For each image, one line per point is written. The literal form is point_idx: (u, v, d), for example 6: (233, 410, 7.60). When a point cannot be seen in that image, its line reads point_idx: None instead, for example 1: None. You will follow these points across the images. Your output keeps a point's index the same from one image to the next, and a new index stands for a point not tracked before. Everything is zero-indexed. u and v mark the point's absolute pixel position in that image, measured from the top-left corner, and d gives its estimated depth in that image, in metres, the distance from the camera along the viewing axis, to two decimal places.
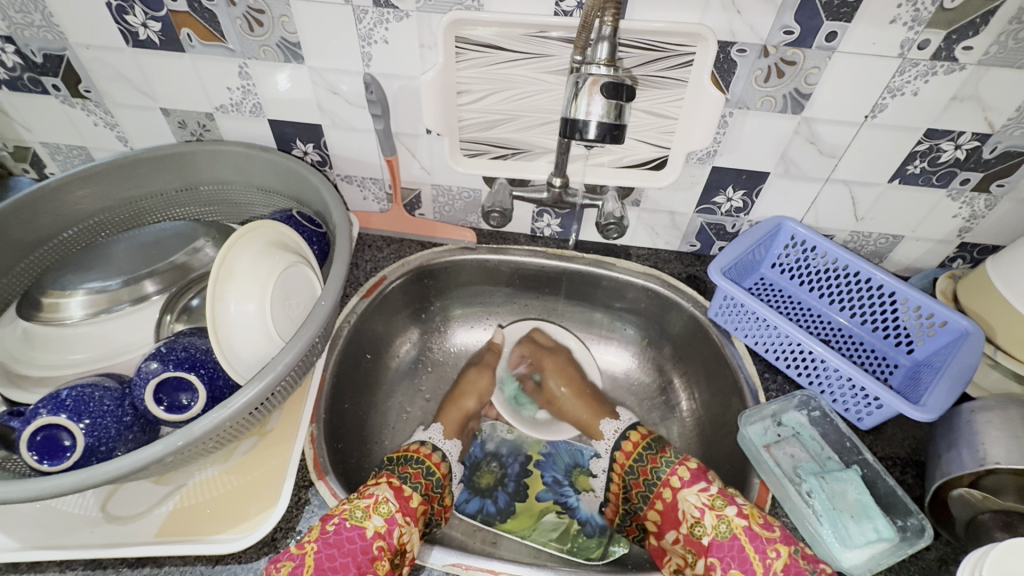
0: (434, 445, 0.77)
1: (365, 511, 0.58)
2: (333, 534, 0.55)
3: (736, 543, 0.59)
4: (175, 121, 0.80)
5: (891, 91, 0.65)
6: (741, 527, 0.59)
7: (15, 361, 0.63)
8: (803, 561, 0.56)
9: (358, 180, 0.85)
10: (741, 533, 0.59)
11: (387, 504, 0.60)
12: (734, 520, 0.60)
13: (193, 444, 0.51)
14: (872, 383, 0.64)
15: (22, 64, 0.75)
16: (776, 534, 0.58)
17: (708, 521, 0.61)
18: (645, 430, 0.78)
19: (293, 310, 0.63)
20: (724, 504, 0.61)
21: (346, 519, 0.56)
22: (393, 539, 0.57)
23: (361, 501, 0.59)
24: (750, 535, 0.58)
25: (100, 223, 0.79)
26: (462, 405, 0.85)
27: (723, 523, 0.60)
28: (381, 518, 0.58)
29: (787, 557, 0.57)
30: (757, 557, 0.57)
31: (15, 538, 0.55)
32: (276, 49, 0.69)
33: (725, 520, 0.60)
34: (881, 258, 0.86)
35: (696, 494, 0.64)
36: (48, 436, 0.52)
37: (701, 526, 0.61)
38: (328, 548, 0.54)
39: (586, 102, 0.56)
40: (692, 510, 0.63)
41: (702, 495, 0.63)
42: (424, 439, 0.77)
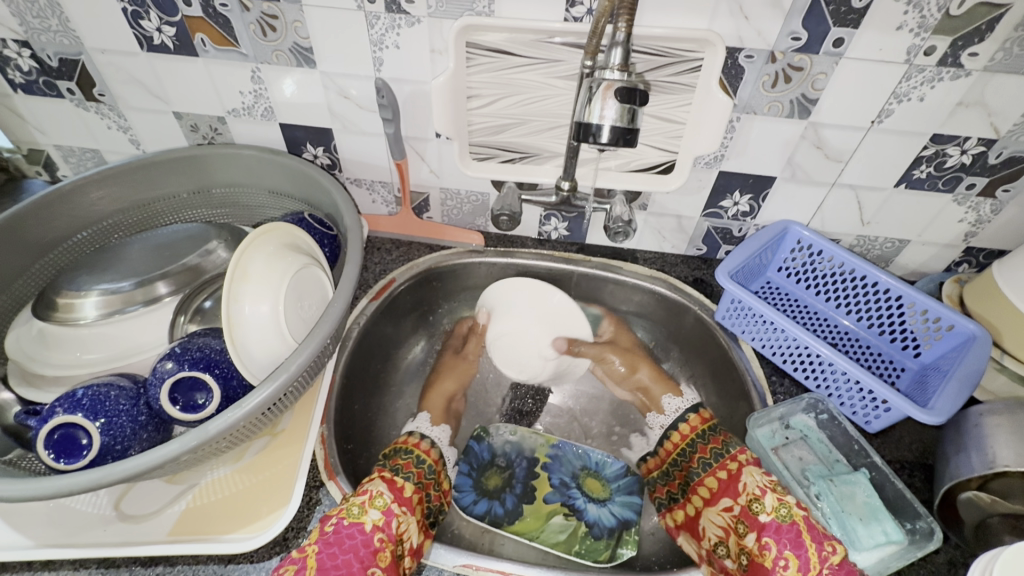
0: (422, 434, 0.75)
1: (361, 507, 0.58)
2: (333, 533, 0.55)
3: (794, 528, 0.58)
4: (188, 124, 0.81)
5: (897, 96, 0.66)
6: (801, 515, 0.59)
7: (30, 361, 0.63)
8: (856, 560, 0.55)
9: (367, 183, 0.86)
10: (800, 520, 0.59)
11: (382, 497, 0.60)
12: (794, 507, 0.60)
13: (206, 444, 0.52)
14: (880, 386, 0.64)
15: (38, 68, 0.76)
16: (832, 531, 0.58)
17: (768, 501, 0.61)
18: (707, 412, 0.77)
19: (306, 312, 0.63)
20: (787, 490, 0.62)
21: (343, 518, 0.56)
22: (391, 530, 0.57)
23: (357, 498, 0.59)
24: (808, 523, 0.58)
25: (113, 225, 0.80)
26: (443, 390, 0.86)
27: (783, 507, 0.60)
28: (377, 511, 0.58)
29: (842, 554, 0.56)
30: (814, 546, 0.57)
31: (28, 536, 0.55)
32: (288, 54, 0.70)
33: (785, 504, 0.60)
34: (887, 262, 0.87)
35: (761, 473, 0.64)
36: (65, 434, 0.52)
37: (761, 505, 0.61)
38: (329, 548, 0.54)
39: (599, 106, 0.56)
40: (754, 486, 0.63)
41: (766, 476, 0.64)
42: (412, 428, 0.77)
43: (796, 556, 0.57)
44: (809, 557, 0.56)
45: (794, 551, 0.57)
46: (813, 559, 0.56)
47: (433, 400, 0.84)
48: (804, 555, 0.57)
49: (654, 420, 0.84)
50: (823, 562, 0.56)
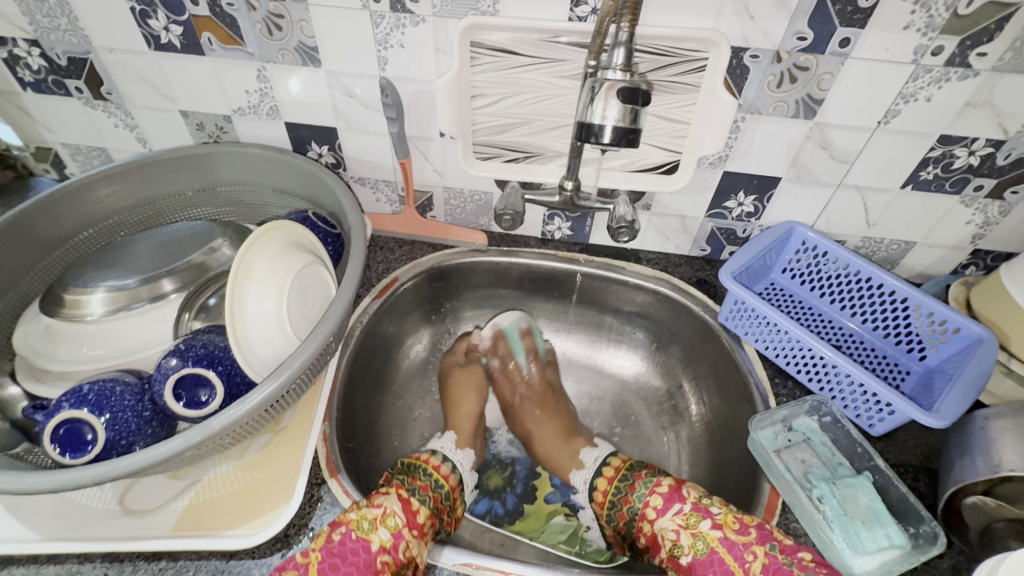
0: (444, 456, 0.74)
1: (371, 523, 0.57)
2: (338, 544, 0.55)
3: (715, 557, 0.58)
4: (194, 123, 0.82)
5: (904, 97, 0.65)
6: (718, 539, 0.59)
7: (37, 357, 0.64)
8: (782, 556, 0.55)
9: (371, 182, 0.87)
10: (717, 545, 0.58)
11: (395, 517, 0.58)
12: (709, 534, 0.59)
13: (210, 440, 0.52)
14: (884, 388, 0.64)
15: (47, 67, 0.76)
16: (750, 535, 0.58)
17: (685, 541, 0.61)
18: (622, 458, 0.75)
19: (309, 309, 0.64)
20: (698, 521, 0.61)
21: (352, 529, 0.56)
22: (398, 553, 0.57)
23: (370, 511, 0.58)
24: (726, 544, 0.58)
25: (118, 223, 0.80)
26: (465, 410, 0.85)
27: (699, 540, 0.60)
28: (386, 531, 0.57)
29: (764, 557, 0.56)
30: (736, 563, 0.57)
31: (35, 529, 0.56)
32: (294, 53, 0.71)
33: (700, 537, 0.60)
34: (893, 264, 0.86)
35: (671, 518, 0.63)
36: (70, 429, 0.53)
37: (679, 548, 0.61)
38: (332, 558, 0.54)
39: (602, 106, 0.56)
40: (669, 534, 0.62)
41: (676, 516, 0.62)
42: (436, 448, 0.75)
43: None
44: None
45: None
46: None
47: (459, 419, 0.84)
48: None
49: (576, 478, 0.79)
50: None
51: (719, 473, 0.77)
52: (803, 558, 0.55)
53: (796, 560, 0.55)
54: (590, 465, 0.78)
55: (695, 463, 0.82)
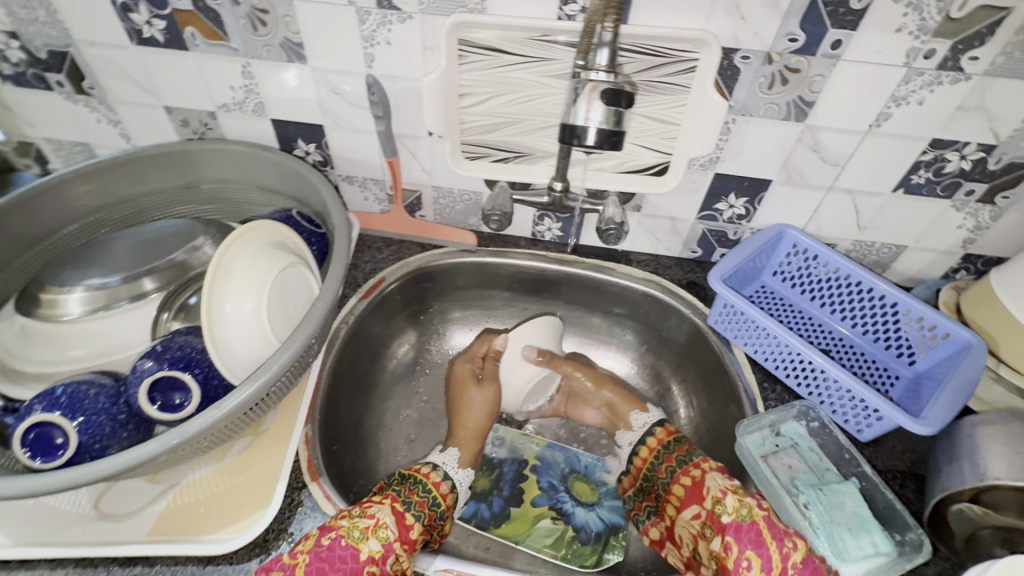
0: (445, 472, 0.73)
1: (363, 532, 0.56)
2: (327, 549, 0.54)
3: (754, 527, 0.59)
4: (178, 119, 0.80)
5: (895, 100, 0.65)
6: (762, 514, 0.60)
7: (13, 357, 0.63)
8: (818, 561, 0.57)
9: (359, 181, 0.85)
10: (761, 518, 0.59)
11: (387, 530, 0.57)
12: (755, 507, 0.61)
13: (186, 444, 0.51)
14: (872, 394, 0.63)
15: (26, 60, 0.75)
16: (792, 530, 0.59)
17: (729, 502, 0.62)
18: (672, 427, 0.77)
19: (290, 310, 0.63)
20: (747, 493, 0.63)
21: (342, 536, 0.55)
22: (386, 565, 0.56)
23: (362, 520, 0.57)
24: (769, 522, 0.59)
25: (99, 220, 0.79)
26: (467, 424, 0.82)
27: (745, 507, 0.61)
28: (377, 542, 0.56)
29: (804, 551, 0.57)
30: (774, 544, 0.58)
31: (7, 534, 0.55)
32: (279, 49, 0.69)
33: (746, 505, 0.61)
34: (884, 268, 0.86)
35: (722, 478, 0.65)
36: (41, 433, 0.52)
37: (723, 506, 0.62)
38: (319, 562, 0.53)
39: (585, 108, 0.55)
40: (716, 490, 0.64)
41: (727, 479, 0.65)
42: (435, 463, 0.74)
43: (758, 555, 0.57)
44: (770, 556, 0.57)
45: (755, 550, 0.58)
46: (775, 557, 0.57)
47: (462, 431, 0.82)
48: (766, 554, 0.57)
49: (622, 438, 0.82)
50: (784, 560, 0.56)
51: None
52: (834, 564, 0.56)
53: (829, 565, 0.56)
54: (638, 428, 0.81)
55: None
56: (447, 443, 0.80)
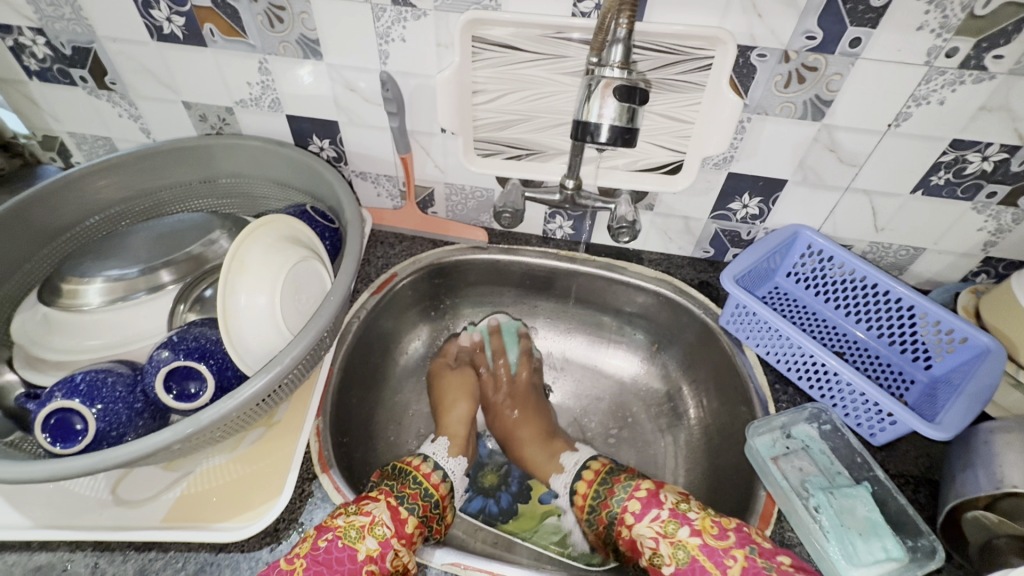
0: (435, 462, 0.73)
1: (359, 531, 0.56)
2: (324, 552, 0.54)
3: (695, 565, 0.58)
4: (196, 115, 0.82)
5: (915, 99, 0.64)
6: (697, 546, 0.58)
7: (35, 345, 0.64)
8: (761, 560, 0.55)
9: (372, 177, 0.86)
10: (698, 553, 0.58)
11: (383, 527, 0.57)
12: (689, 543, 0.59)
13: (200, 432, 0.52)
14: (885, 398, 0.62)
15: (52, 56, 0.77)
16: (728, 539, 0.57)
17: (664, 551, 0.60)
18: (604, 460, 0.75)
19: (303, 304, 0.64)
20: (676, 529, 0.60)
21: (339, 537, 0.55)
22: (384, 563, 0.56)
23: (358, 518, 0.57)
24: (706, 551, 0.58)
25: (120, 213, 0.81)
26: (456, 415, 0.82)
27: (679, 549, 0.59)
28: (374, 540, 0.56)
29: (744, 560, 0.55)
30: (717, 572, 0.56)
31: (28, 517, 0.56)
32: (295, 46, 0.70)
33: (680, 546, 0.59)
34: (901, 270, 0.84)
35: (648, 525, 0.62)
36: (61, 419, 0.53)
37: (659, 558, 0.60)
38: (316, 565, 0.53)
39: (598, 105, 0.55)
40: (647, 541, 0.62)
41: (653, 523, 0.62)
42: (427, 454, 0.74)
43: None
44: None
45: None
46: None
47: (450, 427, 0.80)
48: None
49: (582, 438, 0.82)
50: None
51: (716, 478, 0.76)
52: (781, 561, 0.54)
53: (773, 564, 0.54)
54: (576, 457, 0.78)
55: (691, 467, 0.81)
56: (437, 433, 0.79)
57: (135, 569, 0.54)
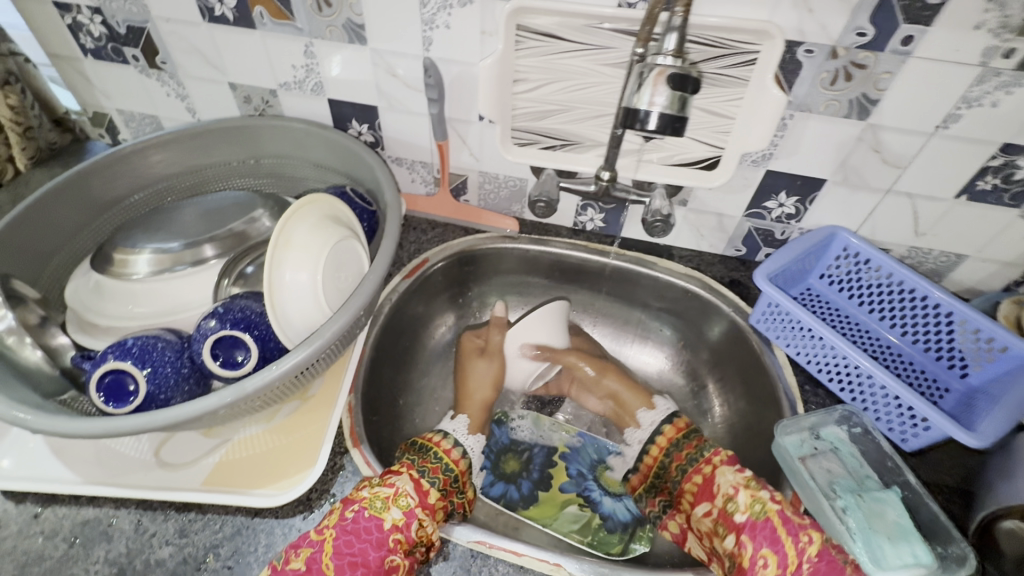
0: (456, 440, 0.73)
1: (384, 502, 0.57)
2: (351, 521, 0.55)
3: (768, 524, 0.60)
4: (241, 96, 0.84)
5: (967, 101, 0.62)
6: (775, 510, 0.61)
7: (86, 311, 0.67)
8: (835, 550, 0.58)
9: (408, 163, 0.87)
10: (774, 514, 0.60)
11: (407, 498, 0.58)
12: (768, 502, 0.61)
13: (244, 400, 0.54)
14: (920, 403, 0.62)
15: (107, 35, 0.79)
16: (806, 522, 0.60)
17: (742, 500, 0.62)
18: (687, 420, 0.77)
19: (342, 282, 0.65)
20: (759, 487, 0.63)
21: (365, 508, 0.56)
22: (410, 532, 0.56)
23: (382, 490, 0.58)
24: (782, 517, 0.60)
25: (166, 188, 0.83)
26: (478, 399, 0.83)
27: (758, 504, 0.61)
28: (399, 511, 0.57)
29: (819, 543, 0.58)
30: (790, 540, 0.59)
31: (78, 473, 0.59)
32: (341, 30, 0.71)
33: (759, 501, 0.62)
34: (940, 277, 0.83)
35: (732, 473, 0.66)
36: (114, 379, 0.56)
37: (734, 504, 0.62)
38: (346, 535, 0.54)
39: (649, 92, 0.55)
40: (727, 487, 0.64)
41: (738, 475, 0.65)
42: (450, 434, 0.75)
43: (773, 552, 0.58)
44: (787, 552, 0.58)
45: (772, 547, 0.59)
46: (791, 554, 0.58)
47: (470, 408, 0.82)
48: (781, 551, 0.58)
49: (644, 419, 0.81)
50: (801, 554, 0.58)
51: None
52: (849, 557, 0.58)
53: (846, 558, 0.57)
54: (660, 409, 0.81)
55: None
56: (458, 411, 0.82)
57: (175, 528, 0.57)
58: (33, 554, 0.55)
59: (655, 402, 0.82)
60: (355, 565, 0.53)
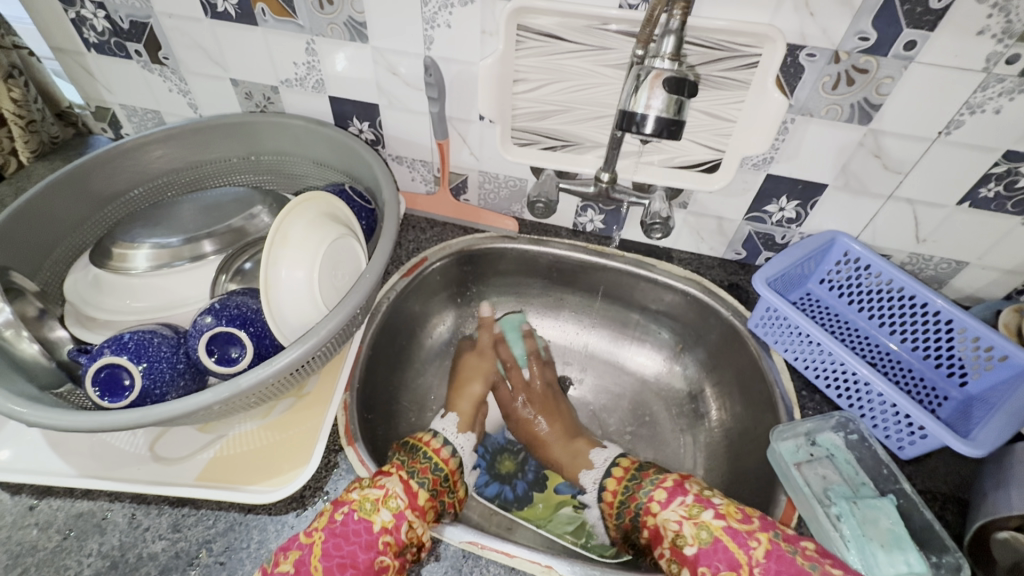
0: (445, 439, 0.73)
1: (373, 504, 0.56)
2: (340, 524, 0.55)
3: (719, 545, 0.55)
4: (243, 92, 0.84)
5: (970, 107, 0.62)
6: (721, 528, 0.56)
7: (84, 304, 0.67)
8: (784, 543, 0.54)
9: (408, 161, 0.87)
10: (722, 533, 0.56)
11: (397, 499, 0.57)
12: (712, 524, 0.57)
13: (238, 396, 0.54)
14: (917, 411, 0.61)
15: (110, 29, 0.80)
16: (754, 524, 0.56)
17: (688, 531, 0.58)
18: (630, 461, 0.74)
19: (339, 281, 0.65)
20: (700, 510, 0.59)
21: (354, 510, 0.56)
22: (400, 535, 0.56)
23: (372, 492, 0.57)
24: (731, 534, 0.56)
25: (167, 183, 0.84)
26: (470, 394, 0.82)
27: (703, 530, 0.57)
28: (388, 513, 0.56)
29: (767, 543, 0.54)
30: (741, 552, 0.54)
31: (74, 466, 0.60)
32: (343, 28, 0.71)
33: (704, 526, 0.57)
34: (941, 284, 0.82)
35: (673, 508, 0.61)
36: (109, 373, 0.56)
37: (682, 538, 0.58)
38: (335, 538, 0.54)
39: (646, 95, 0.55)
40: (671, 523, 0.60)
41: (680, 506, 0.61)
42: (437, 431, 0.75)
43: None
44: (744, 568, 0.54)
45: (730, 568, 0.54)
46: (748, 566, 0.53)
47: (461, 404, 0.81)
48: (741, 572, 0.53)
49: None
50: (751, 560, 0.53)
51: (735, 481, 0.76)
52: (805, 546, 0.54)
53: (798, 547, 0.54)
54: (600, 463, 0.77)
55: (711, 468, 0.81)
56: (448, 407, 0.81)
57: (169, 523, 0.57)
58: (27, 546, 0.55)
59: (595, 457, 0.78)
60: (345, 567, 0.53)
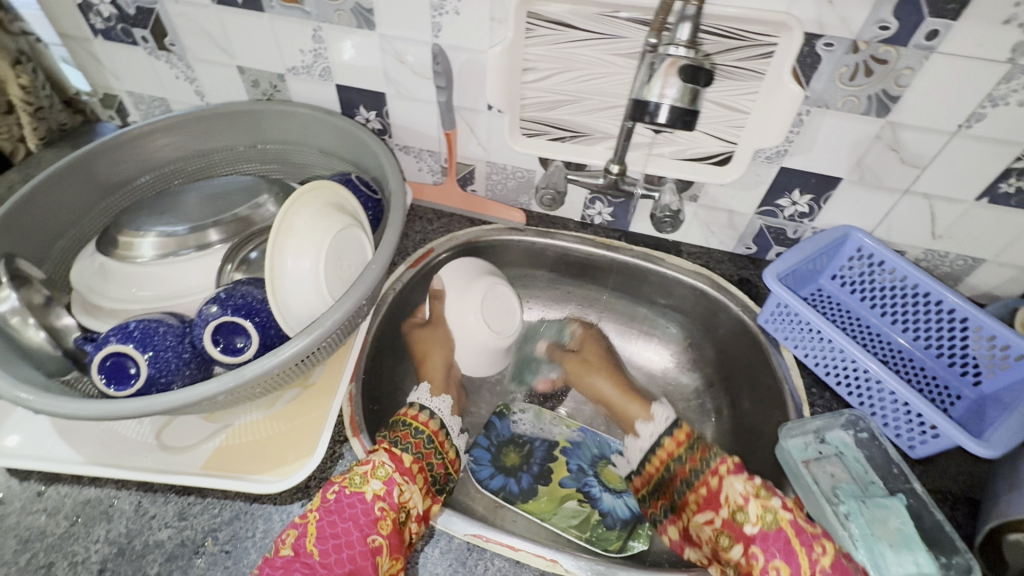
0: (421, 404, 0.72)
1: (363, 477, 0.57)
2: (334, 502, 0.55)
3: (781, 535, 0.58)
4: (249, 80, 0.83)
5: (992, 99, 0.60)
6: (787, 520, 0.58)
7: (92, 292, 0.68)
8: (846, 559, 0.56)
9: (415, 151, 0.86)
10: (787, 525, 0.58)
11: (385, 467, 0.59)
12: (779, 512, 0.59)
13: (243, 386, 0.54)
14: (930, 410, 0.60)
15: (116, 16, 0.79)
16: (818, 531, 0.58)
17: (752, 510, 0.60)
18: (689, 430, 0.73)
19: (345, 271, 0.65)
20: (770, 495, 0.60)
21: (345, 487, 0.56)
22: (393, 499, 0.56)
23: (359, 468, 0.58)
24: (795, 528, 0.58)
25: (173, 171, 0.83)
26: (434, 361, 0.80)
27: (769, 513, 0.59)
28: (379, 481, 0.57)
29: (833, 554, 0.56)
30: (803, 551, 0.56)
31: (81, 453, 0.60)
32: (349, 15, 0.70)
33: (770, 511, 0.59)
34: (956, 281, 0.80)
35: (742, 483, 0.62)
36: (116, 361, 0.56)
37: (745, 515, 0.60)
38: (329, 515, 0.54)
39: (660, 84, 0.54)
40: (736, 497, 0.61)
41: (748, 484, 0.62)
42: (412, 400, 0.73)
43: (787, 565, 0.56)
44: (800, 563, 0.56)
45: (785, 559, 0.56)
46: (805, 566, 0.56)
47: (431, 372, 0.79)
48: (796, 563, 0.56)
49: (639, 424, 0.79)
50: (814, 565, 0.55)
51: None
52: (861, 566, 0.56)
53: (857, 567, 0.56)
54: (660, 419, 0.76)
55: None
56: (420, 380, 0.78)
57: (175, 511, 0.57)
58: (35, 531, 0.56)
59: (654, 411, 0.77)
60: (341, 546, 0.53)
